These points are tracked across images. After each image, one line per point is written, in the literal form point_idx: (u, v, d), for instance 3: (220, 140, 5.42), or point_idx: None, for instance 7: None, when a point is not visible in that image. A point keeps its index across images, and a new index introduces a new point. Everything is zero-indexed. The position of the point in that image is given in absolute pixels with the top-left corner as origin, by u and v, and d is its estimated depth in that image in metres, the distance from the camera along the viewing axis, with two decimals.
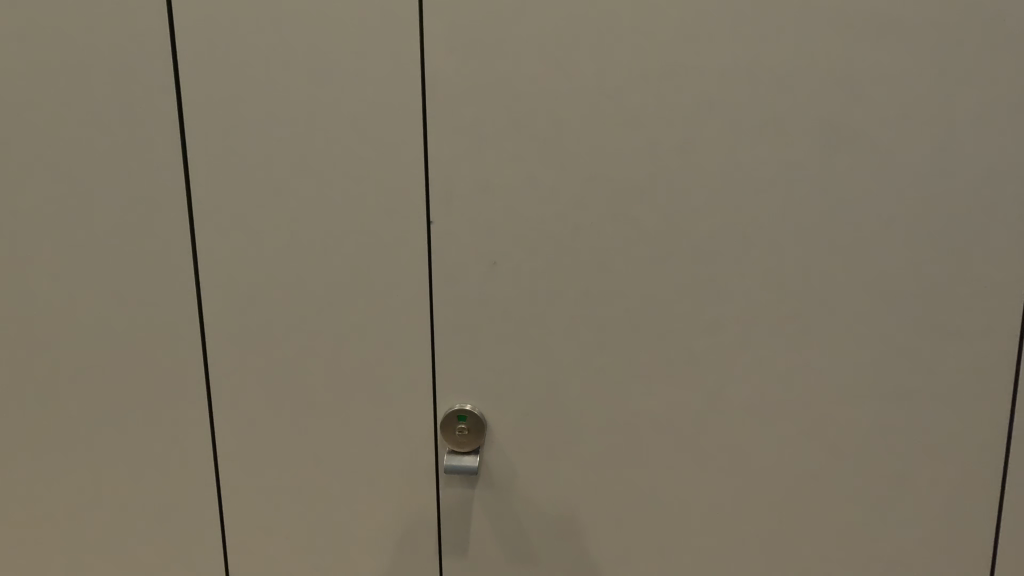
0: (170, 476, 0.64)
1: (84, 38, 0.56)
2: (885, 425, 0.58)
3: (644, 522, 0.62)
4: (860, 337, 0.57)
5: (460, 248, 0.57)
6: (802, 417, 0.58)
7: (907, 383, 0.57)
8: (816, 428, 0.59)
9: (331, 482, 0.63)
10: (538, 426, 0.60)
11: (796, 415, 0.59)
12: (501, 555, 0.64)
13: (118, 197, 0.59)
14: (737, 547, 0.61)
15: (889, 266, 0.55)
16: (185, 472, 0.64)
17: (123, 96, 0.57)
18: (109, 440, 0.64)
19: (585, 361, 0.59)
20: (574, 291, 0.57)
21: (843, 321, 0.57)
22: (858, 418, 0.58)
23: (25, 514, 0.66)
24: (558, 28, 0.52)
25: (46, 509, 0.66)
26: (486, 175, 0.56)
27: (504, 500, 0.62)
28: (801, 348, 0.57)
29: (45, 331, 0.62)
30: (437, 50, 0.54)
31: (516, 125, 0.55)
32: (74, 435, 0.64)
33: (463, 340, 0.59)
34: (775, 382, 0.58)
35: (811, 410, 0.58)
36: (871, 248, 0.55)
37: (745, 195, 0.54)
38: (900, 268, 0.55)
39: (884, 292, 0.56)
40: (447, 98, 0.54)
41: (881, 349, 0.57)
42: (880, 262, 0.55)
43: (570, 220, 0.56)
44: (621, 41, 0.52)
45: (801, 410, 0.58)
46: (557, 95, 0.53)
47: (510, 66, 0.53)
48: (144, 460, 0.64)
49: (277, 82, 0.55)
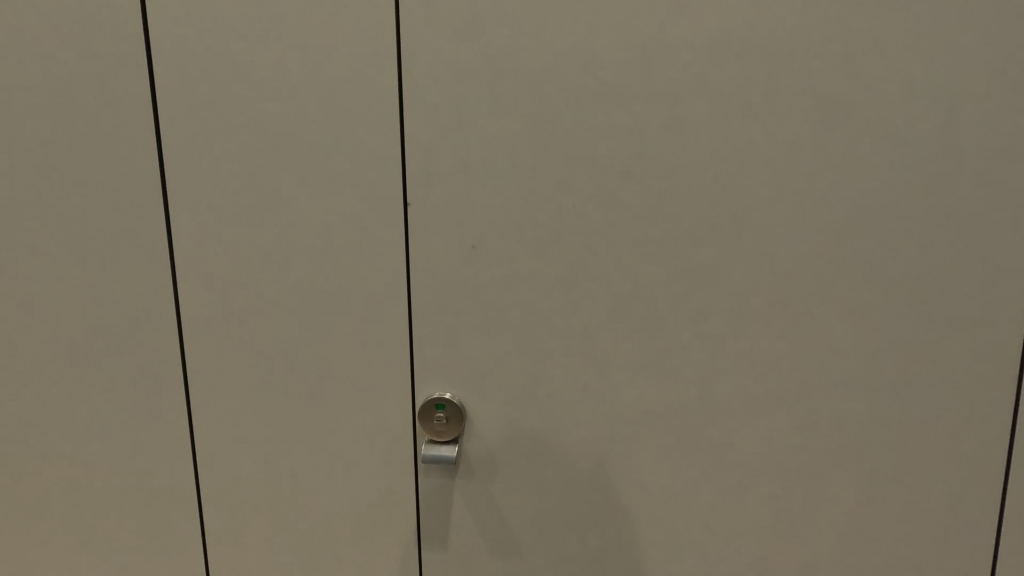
0: (147, 461, 0.63)
1: (53, 12, 0.54)
2: (881, 421, 0.56)
3: (627, 517, 0.60)
4: (855, 329, 0.54)
5: (438, 231, 0.56)
6: (793, 412, 0.56)
7: (903, 377, 0.55)
8: (807, 424, 0.56)
9: (314, 473, 0.62)
10: (518, 417, 0.59)
11: (787, 410, 0.56)
12: (481, 549, 0.62)
13: (91, 176, 0.57)
14: (724, 545, 0.59)
15: (884, 254, 0.53)
16: (161, 458, 0.63)
17: (95, 71, 0.55)
18: (85, 425, 0.63)
19: (567, 350, 0.57)
20: (555, 277, 0.55)
21: (836, 312, 0.54)
22: (852, 413, 0.56)
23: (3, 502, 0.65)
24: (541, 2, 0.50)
25: (22, 495, 0.65)
26: (464, 155, 0.54)
27: (484, 492, 0.61)
28: (791, 339, 0.55)
29: (18, 312, 0.61)
30: (413, 25, 0.52)
31: (495, 103, 0.53)
32: (48, 420, 0.63)
33: (442, 326, 0.57)
34: (764, 375, 0.56)
35: (803, 405, 0.56)
36: (866, 235, 0.52)
37: (745, 180, 0.52)
38: (896, 256, 0.53)
39: (878, 282, 0.53)
40: (423, 76, 0.53)
41: (876, 342, 0.54)
42: (874, 250, 0.53)
43: (551, 202, 0.54)
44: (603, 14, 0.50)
45: (792, 404, 0.56)
46: (549, 76, 0.52)
47: (488, 41, 0.52)
48: (120, 446, 0.63)
49: (251, 58, 0.54)
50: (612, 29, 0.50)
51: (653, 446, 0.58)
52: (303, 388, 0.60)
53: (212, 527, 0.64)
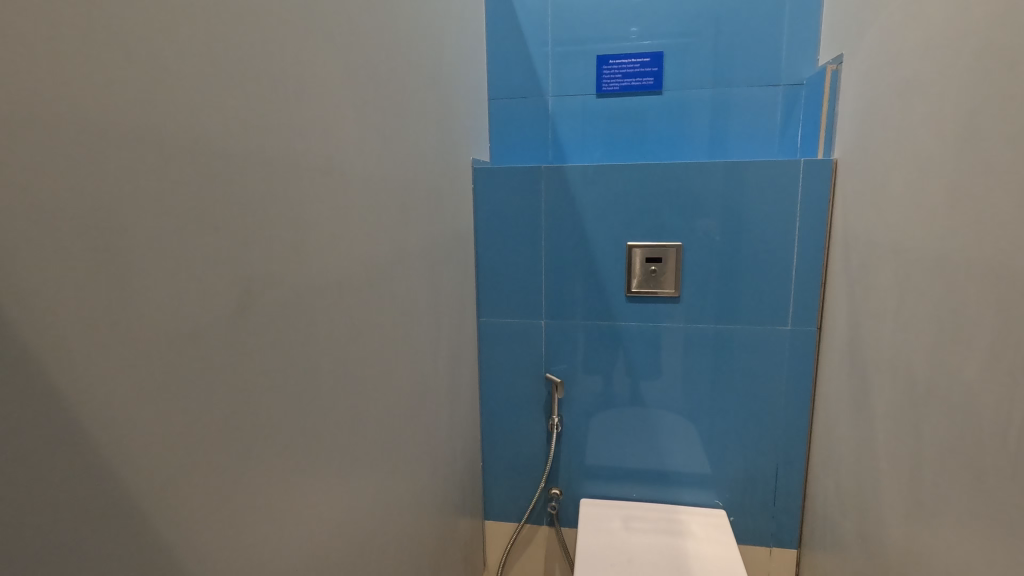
0: (199, 505, 0.47)
1: (335, 126, 0.70)
2: None
3: (1009, 473, 0.61)
4: None
5: (988, 243, 0.65)
6: None
7: None
8: None
9: None
10: (1000, 414, 0.63)
11: None
12: (981, 537, 0.66)
13: (331, 245, 0.69)
14: (1002, 485, 0.62)
15: None
16: (221, 504, 0.49)
17: (343, 164, 0.72)
18: (138, 423, 0.40)
19: (995, 324, 0.64)
20: (990, 287, 0.65)
21: None
22: None
23: (68, 417, 0.35)
24: (1010, 54, 0.62)
25: (66, 556, 0.35)
26: (999, 174, 0.64)
27: (998, 494, 0.62)
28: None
29: (57, 73, 0.34)
30: (995, 60, 0.65)
31: (1001, 123, 0.63)
32: (115, 403, 0.38)
33: (974, 336, 0.68)
34: None
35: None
36: None
37: None
38: None
39: None
40: (991, 96, 0.65)
41: None
42: None
43: (999, 205, 0.63)
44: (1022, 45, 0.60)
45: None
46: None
47: (1003, 77, 0.63)
48: (221, 471, 0.49)
49: (342, 177, 0.72)
50: (1014, 71, 0.61)
51: (1010, 407, 0.61)
52: (297, 451, 0.62)
53: (314, 553, 0.66)
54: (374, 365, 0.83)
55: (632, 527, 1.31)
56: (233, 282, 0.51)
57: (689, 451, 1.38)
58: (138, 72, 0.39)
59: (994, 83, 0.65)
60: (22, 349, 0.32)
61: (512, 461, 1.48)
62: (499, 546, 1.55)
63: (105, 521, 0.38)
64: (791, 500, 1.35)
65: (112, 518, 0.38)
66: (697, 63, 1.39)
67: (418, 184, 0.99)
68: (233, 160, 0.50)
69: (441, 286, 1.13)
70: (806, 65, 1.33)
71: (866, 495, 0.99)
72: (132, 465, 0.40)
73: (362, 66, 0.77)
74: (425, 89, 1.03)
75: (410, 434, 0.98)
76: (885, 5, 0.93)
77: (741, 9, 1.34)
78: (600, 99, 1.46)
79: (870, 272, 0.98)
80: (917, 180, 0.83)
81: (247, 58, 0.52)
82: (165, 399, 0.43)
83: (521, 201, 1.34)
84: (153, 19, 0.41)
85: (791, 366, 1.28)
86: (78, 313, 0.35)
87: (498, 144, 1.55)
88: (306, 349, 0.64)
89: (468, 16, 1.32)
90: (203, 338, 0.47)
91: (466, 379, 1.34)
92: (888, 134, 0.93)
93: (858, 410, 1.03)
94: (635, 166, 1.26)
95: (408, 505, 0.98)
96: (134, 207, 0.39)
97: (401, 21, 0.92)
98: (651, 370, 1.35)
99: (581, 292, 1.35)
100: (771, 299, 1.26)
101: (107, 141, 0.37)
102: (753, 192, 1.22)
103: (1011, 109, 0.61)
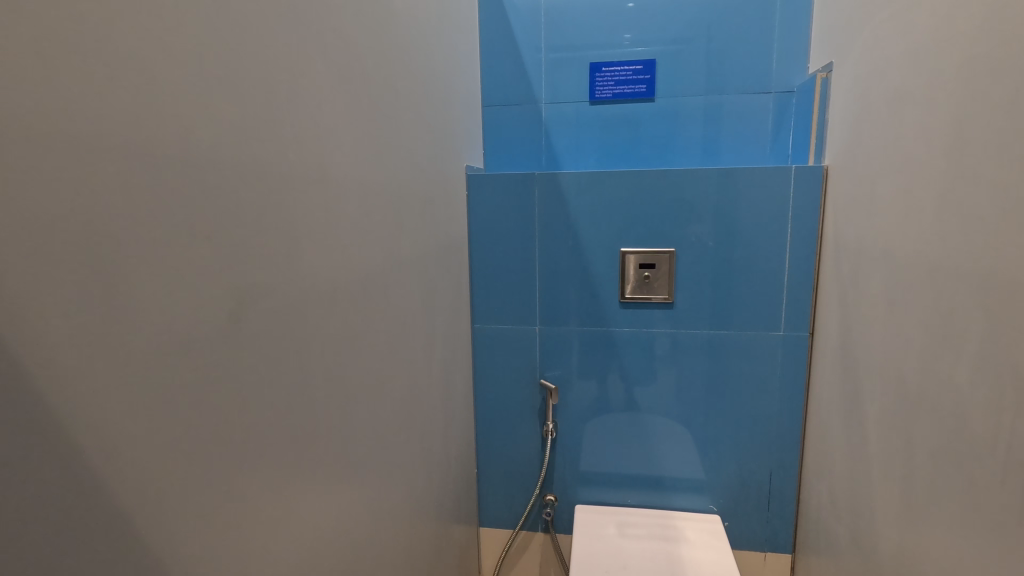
0: (198, 505, 0.47)
1: (328, 137, 0.70)
2: None
3: (998, 476, 0.62)
4: None
5: (976, 248, 0.67)
6: None
7: None
8: None
9: None
10: (989, 416, 0.63)
11: None
12: (970, 535, 0.67)
13: (323, 253, 0.69)
14: (992, 487, 0.63)
15: None
16: (219, 504, 0.50)
17: (336, 174, 0.72)
18: (139, 425, 0.41)
19: (983, 328, 0.65)
20: (979, 292, 0.66)
21: None
22: None
23: (69, 421, 0.35)
24: (998, 66, 0.63)
25: (72, 556, 0.36)
26: (987, 181, 0.64)
27: (987, 494, 0.64)
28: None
29: (48, 90, 0.34)
30: (983, 69, 0.66)
31: (989, 131, 0.64)
32: (113, 407, 0.38)
33: (962, 340, 0.69)
34: None
35: None
36: None
37: None
38: None
39: None
40: (980, 106, 0.66)
41: None
42: None
43: (987, 212, 0.64)
44: (1010, 55, 0.61)
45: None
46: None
47: (992, 86, 0.64)
48: (219, 472, 0.50)
49: (335, 186, 0.72)
50: (1003, 80, 0.62)
51: (997, 411, 0.62)
52: (292, 458, 0.62)
53: (310, 558, 0.66)
54: (367, 373, 0.82)
55: (627, 532, 1.31)
56: (226, 293, 0.51)
57: (683, 456, 1.38)
58: (133, 86, 0.40)
59: (981, 92, 0.66)
60: (19, 360, 0.33)
61: (507, 468, 1.48)
62: (494, 553, 1.55)
63: (106, 524, 0.38)
64: (785, 505, 1.35)
65: (115, 522, 0.39)
66: (689, 70, 1.40)
67: (410, 191, 0.99)
68: (225, 170, 0.50)
69: (435, 292, 1.13)
70: (796, 72, 1.34)
71: (858, 499, 0.99)
72: (132, 468, 0.40)
73: (354, 75, 0.77)
74: (418, 97, 1.03)
75: (404, 441, 0.98)
76: (875, 14, 0.94)
77: (734, 16, 1.35)
78: (593, 106, 1.47)
79: (862, 277, 0.99)
80: (906, 187, 0.83)
81: (239, 71, 0.52)
82: (164, 403, 0.43)
83: (515, 208, 1.34)
84: (146, 31, 0.41)
85: (784, 372, 1.29)
86: (72, 326, 0.36)
87: (492, 151, 1.56)
88: (300, 356, 0.64)
89: (461, 24, 1.33)
90: (196, 349, 0.47)
91: (461, 386, 1.34)
92: (877, 142, 0.94)
93: (850, 414, 1.04)
94: (628, 172, 1.26)
95: (403, 513, 0.98)
96: (132, 217, 0.40)
97: (394, 31, 0.92)
98: (645, 376, 1.35)
99: (575, 298, 1.35)
100: (763, 305, 1.26)
101: (100, 156, 0.37)
102: (746, 198, 1.23)
103: (998, 119, 0.63)
